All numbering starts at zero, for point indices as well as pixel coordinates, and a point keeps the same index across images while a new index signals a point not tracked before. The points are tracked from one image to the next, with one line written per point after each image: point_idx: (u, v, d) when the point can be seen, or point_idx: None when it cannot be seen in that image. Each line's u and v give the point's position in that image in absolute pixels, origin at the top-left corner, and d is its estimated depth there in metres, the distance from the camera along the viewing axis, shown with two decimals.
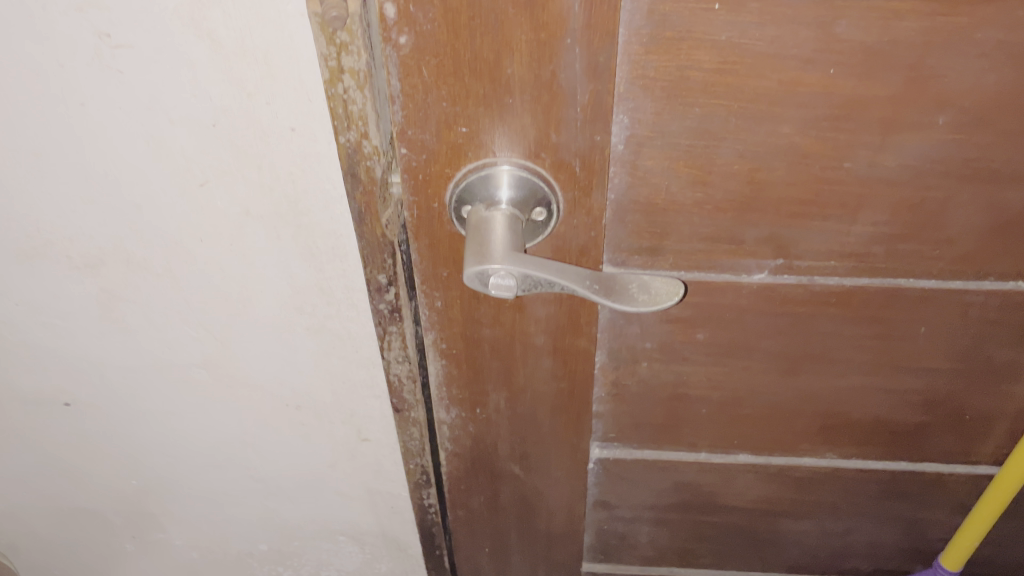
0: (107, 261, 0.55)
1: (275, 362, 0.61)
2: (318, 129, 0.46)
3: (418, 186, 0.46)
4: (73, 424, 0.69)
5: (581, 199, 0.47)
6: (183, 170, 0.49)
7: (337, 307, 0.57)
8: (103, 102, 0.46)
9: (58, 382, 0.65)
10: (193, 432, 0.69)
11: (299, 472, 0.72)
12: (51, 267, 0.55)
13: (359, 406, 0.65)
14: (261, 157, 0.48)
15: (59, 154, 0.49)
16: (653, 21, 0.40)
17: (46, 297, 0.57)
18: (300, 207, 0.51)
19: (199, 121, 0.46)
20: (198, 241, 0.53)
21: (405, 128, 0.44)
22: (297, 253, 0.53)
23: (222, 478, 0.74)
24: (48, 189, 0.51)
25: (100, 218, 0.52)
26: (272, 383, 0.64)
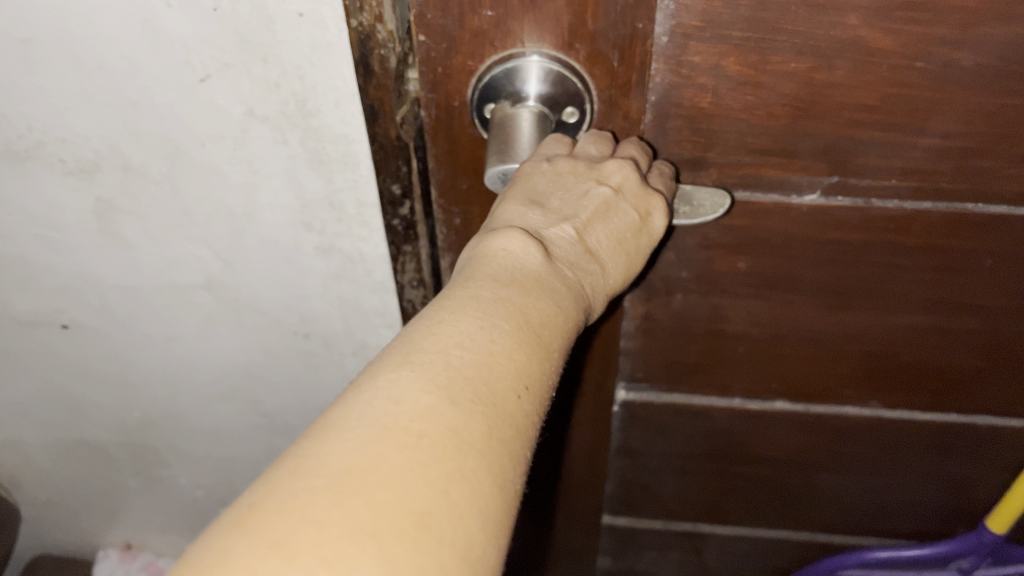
0: (104, 167, 0.51)
1: (280, 286, 0.59)
2: (330, 14, 0.41)
3: (437, 80, 0.42)
4: (73, 349, 0.66)
5: (619, 99, 0.42)
6: (183, 63, 0.44)
7: (348, 225, 0.53)
8: None
9: (57, 304, 0.62)
10: (199, 358, 0.67)
11: (307, 408, 0.72)
12: (43, 172, 0.52)
13: (370, 336, 0.63)
14: (267, 49, 0.43)
15: (50, 45, 0.44)
16: None
17: (40, 207, 0.54)
18: (308, 106, 0.46)
19: (199, 5, 0.41)
20: (200, 145, 0.49)
21: (424, 10, 0.39)
22: (306, 160, 0.49)
23: (228, 411, 0.73)
24: (37, 85, 0.46)
25: (96, 116, 0.48)
26: (281, 310, 0.62)
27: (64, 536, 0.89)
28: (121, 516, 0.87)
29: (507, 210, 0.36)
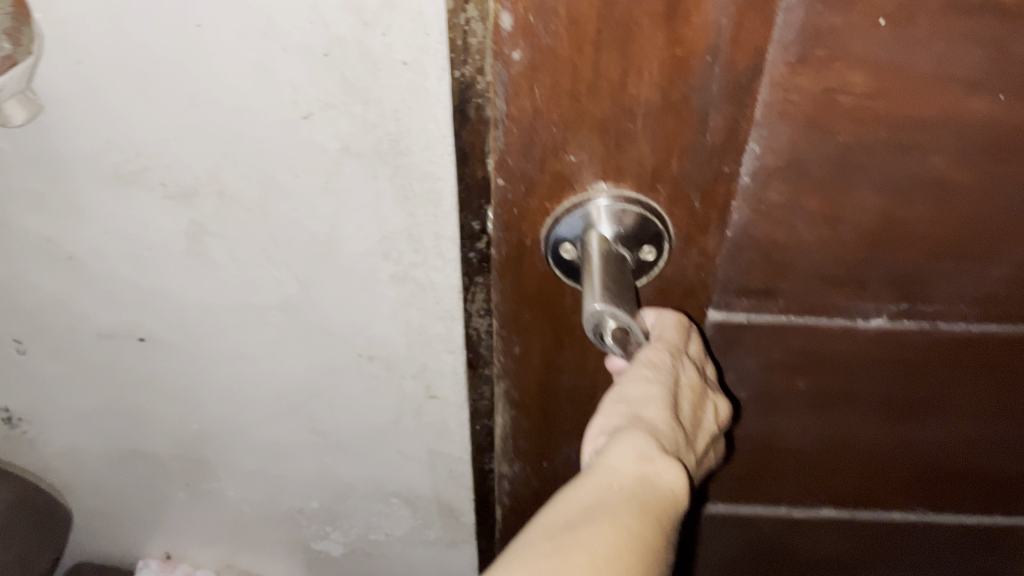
0: (199, 192, 0.56)
1: (350, 311, 0.65)
2: (431, 63, 0.46)
3: (511, 220, 0.41)
4: (145, 362, 0.72)
5: (696, 236, 0.42)
6: (289, 102, 0.49)
7: (424, 256, 0.59)
8: (218, 22, 0.45)
9: (133, 319, 0.68)
10: (261, 377, 0.73)
11: (361, 427, 0.77)
12: (143, 194, 0.56)
13: (432, 362, 0.69)
14: (369, 93, 0.47)
15: (167, 76, 0.48)
16: (805, 37, 0.35)
17: (135, 227, 0.59)
18: (400, 146, 0.51)
19: (311, 51, 0.46)
20: (293, 176, 0.54)
21: (506, 155, 0.38)
22: (392, 195, 0.54)
23: (282, 428, 0.78)
24: (150, 114, 0.50)
25: (198, 146, 0.52)
26: (349, 333, 0.67)
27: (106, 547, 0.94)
28: (162, 529, 0.91)
29: (659, 412, 0.36)
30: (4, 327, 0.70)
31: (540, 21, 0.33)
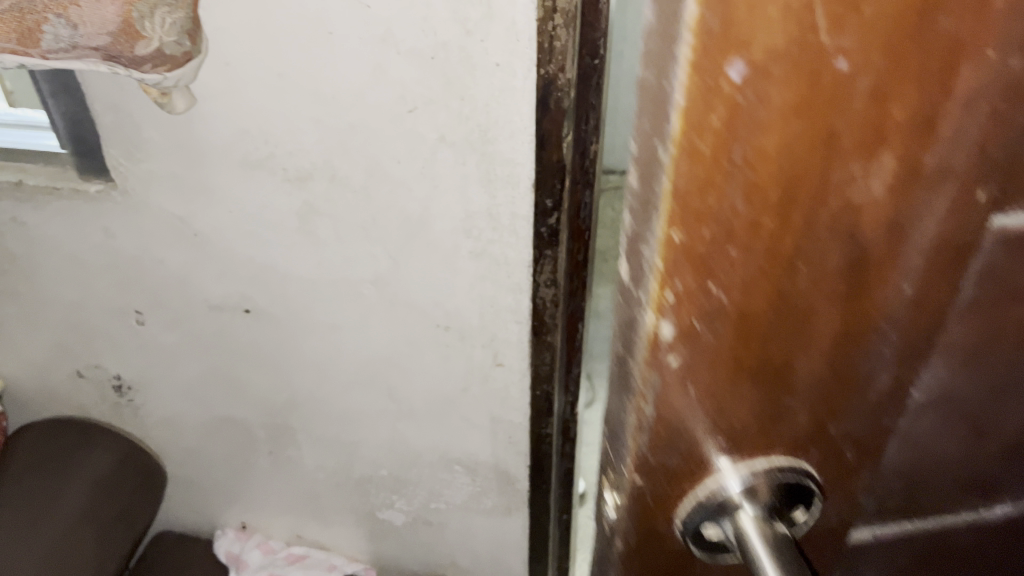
0: (315, 175, 0.76)
1: (434, 286, 0.83)
2: (518, 66, 0.64)
3: (647, 508, 0.38)
4: (250, 330, 0.90)
5: (843, 482, 0.39)
6: (399, 99, 0.69)
7: (500, 233, 0.77)
8: (347, 33, 0.65)
9: (243, 291, 0.86)
10: (352, 349, 0.90)
11: (434, 396, 0.92)
12: (269, 179, 0.77)
13: (500, 330, 0.85)
14: (465, 89, 0.67)
15: (300, 72, 0.69)
16: (982, 284, 0.32)
17: (259, 208, 0.79)
18: (487, 135, 0.70)
19: (423, 55, 0.66)
20: (395, 163, 0.74)
21: (647, 455, 0.35)
22: (476, 179, 0.73)
23: (362, 399, 0.93)
24: (279, 110, 0.72)
25: (319, 133, 0.73)
26: (429, 305, 0.84)
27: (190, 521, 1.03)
28: (234, 512, 0.99)
29: None
30: (130, 299, 0.89)
31: (707, 328, 0.31)
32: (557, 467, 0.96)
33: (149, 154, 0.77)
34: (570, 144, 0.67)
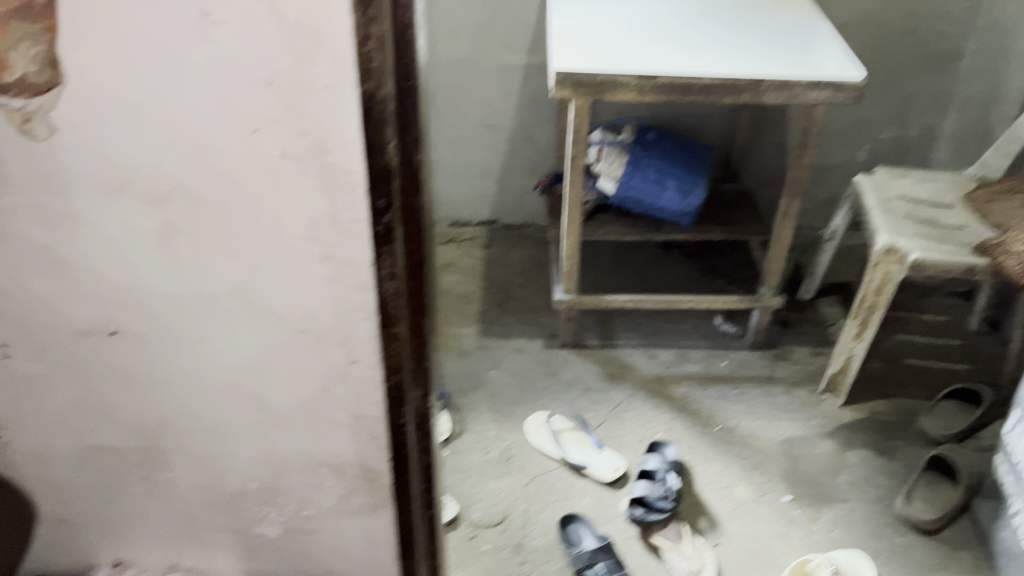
0: (173, 196, 0.74)
1: (289, 289, 0.79)
2: (345, 85, 0.66)
3: None
4: (117, 356, 0.85)
5: None
6: (244, 119, 0.69)
7: (344, 236, 0.75)
8: (192, 61, 0.66)
9: (111, 313, 0.82)
10: (215, 359, 0.85)
11: (297, 400, 0.88)
12: (129, 201, 0.74)
13: (352, 329, 0.82)
14: (301, 108, 0.68)
15: (150, 100, 0.68)
16: None
17: (119, 229, 0.76)
18: (325, 148, 0.70)
19: (262, 81, 0.67)
20: (245, 177, 0.72)
21: None
22: (318, 187, 0.73)
23: (231, 408, 0.89)
24: (123, 126, 0.69)
25: (174, 157, 0.71)
26: (286, 310, 0.81)
27: (68, 547, 1.05)
28: (118, 531, 1.03)
29: None
30: None
31: None
32: (417, 465, 0.95)
33: (14, 185, 0.73)
34: (397, 152, 0.72)
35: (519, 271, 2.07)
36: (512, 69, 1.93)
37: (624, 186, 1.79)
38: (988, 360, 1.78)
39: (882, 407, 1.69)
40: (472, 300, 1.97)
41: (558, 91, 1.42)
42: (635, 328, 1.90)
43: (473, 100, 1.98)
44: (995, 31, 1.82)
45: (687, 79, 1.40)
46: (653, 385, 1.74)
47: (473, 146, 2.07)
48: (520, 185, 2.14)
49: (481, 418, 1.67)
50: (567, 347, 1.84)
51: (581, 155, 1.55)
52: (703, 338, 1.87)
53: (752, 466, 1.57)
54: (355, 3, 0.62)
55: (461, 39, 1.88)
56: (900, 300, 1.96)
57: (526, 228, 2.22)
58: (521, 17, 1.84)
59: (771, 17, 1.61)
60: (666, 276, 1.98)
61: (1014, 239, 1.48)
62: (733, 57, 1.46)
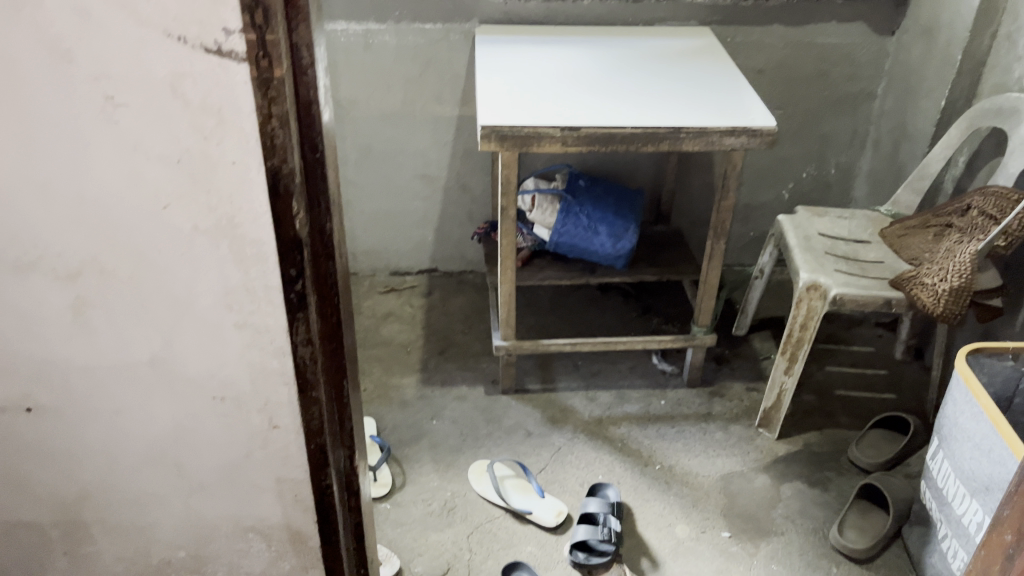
0: (85, 271, 0.74)
1: (206, 358, 0.80)
2: (251, 161, 0.68)
3: None
4: (34, 432, 0.84)
5: None
6: (152, 196, 0.70)
7: (258, 304, 0.77)
8: (98, 142, 0.67)
9: (26, 389, 0.81)
10: (135, 429, 0.85)
11: (220, 466, 0.88)
12: (40, 278, 0.74)
13: (272, 395, 0.83)
14: (209, 184, 0.70)
15: (59, 180, 0.69)
16: None
17: (31, 306, 0.76)
18: (235, 221, 0.72)
19: (168, 159, 0.68)
20: (156, 251, 0.73)
21: None
22: (230, 259, 0.74)
23: (153, 478, 0.89)
24: (31, 206, 0.70)
25: (84, 234, 0.72)
26: (204, 378, 0.82)
27: None
28: None
29: None
30: None
31: None
32: (344, 523, 0.97)
33: None
34: (307, 223, 0.74)
35: (459, 318, 2.09)
36: (444, 121, 1.97)
37: (558, 233, 1.84)
38: (913, 388, 1.84)
39: (814, 438, 1.73)
40: (414, 349, 1.98)
41: (485, 144, 1.45)
42: (575, 371, 1.93)
43: (407, 152, 2.02)
44: (901, 74, 1.93)
45: (609, 130, 1.45)
46: (593, 427, 1.77)
47: (410, 197, 2.10)
48: (458, 233, 2.17)
49: (423, 468, 1.67)
50: (509, 393, 1.85)
51: (511, 204, 1.59)
52: (640, 378, 1.91)
53: (691, 504, 1.59)
54: (256, 85, 0.65)
55: (393, 93, 1.92)
56: (829, 332, 2.02)
57: (466, 274, 2.25)
58: (451, 71, 1.89)
59: (688, 67, 1.68)
60: (603, 318, 2.02)
61: (927, 273, 1.56)
62: (653, 107, 1.52)
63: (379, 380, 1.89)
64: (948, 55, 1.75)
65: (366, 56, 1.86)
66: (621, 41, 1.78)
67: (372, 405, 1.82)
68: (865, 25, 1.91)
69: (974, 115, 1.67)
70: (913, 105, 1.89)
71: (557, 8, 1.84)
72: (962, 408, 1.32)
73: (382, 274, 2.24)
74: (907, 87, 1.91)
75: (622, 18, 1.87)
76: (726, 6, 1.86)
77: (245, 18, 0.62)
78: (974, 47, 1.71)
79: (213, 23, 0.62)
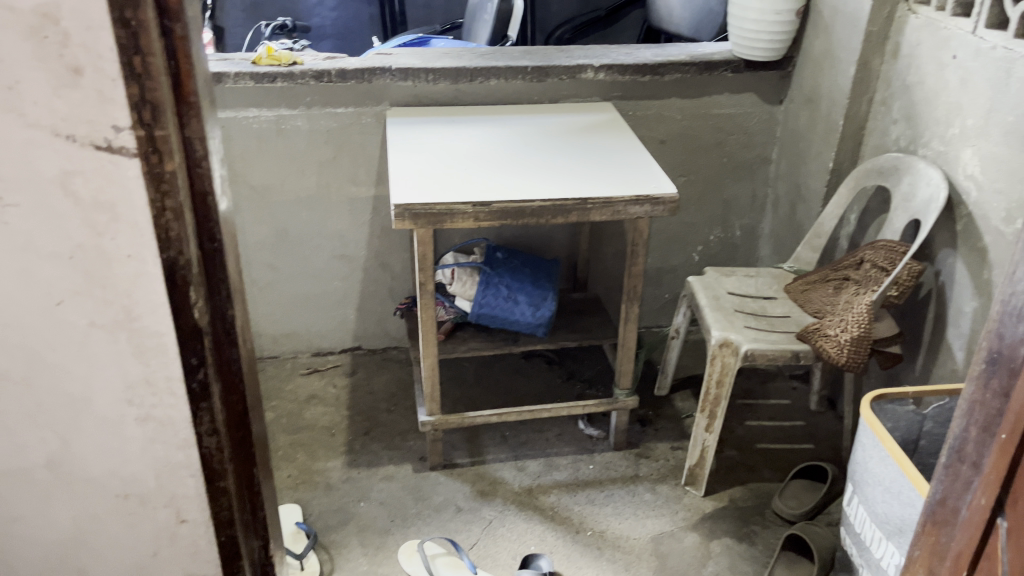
0: None
1: (106, 456, 0.79)
2: (147, 254, 0.69)
3: None
4: None
5: None
6: (45, 295, 0.70)
7: (160, 396, 0.76)
8: None
9: None
10: (33, 535, 0.82)
11: (125, 567, 0.87)
12: None
13: (178, 488, 0.82)
14: (104, 279, 0.70)
15: None
16: None
17: None
18: (133, 314, 0.72)
19: (61, 256, 0.68)
20: (51, 349, 0.72)
21: None
22: (129, 352, 0.73)
23: None
24: None
25: None
26: (105, 477, 0.80)
27: None
28: None
29: None
30: None
31: None
32: None
33: None
34: (207, 312, 0.74)
35: (384, 396, 2.07)
36: (360, 202, 2.00)
37: (478, 304, 1.85)
38: (829, 437, 1.91)
39: (739, 493, 1.77)
40: (339, 431, 1.95)
41: (398, 223, 1.47)
42: (503, 442, 1.93)
43: (324, 233, 2.03)
44: (791, 140, 2.06)
45: (519, 204, 1.49)
46: (523, 497, 1.76)
47: (329, 278, 2.10)
48: (380, 311, 2.17)
49: (351, 553, 1.63)
50: (437, 469, 1.84)
51: (428, 280, 1.61)
52: (568, 445, 1.92)
53: (623, 568, 1.59)
54: (148, 179, 0.66)
55: (308, 176, 1.94)
56: (747, 388, 2.08)
57: (389, 351, 2.25)
58: (365, 153, 1.93)
59: (593, 140, 1.76)
60: (528, 387, 2.04)
61: (829, 325, 1.63)
62: (559, 180, 1.58)
63: (303, 465, 1.85)
64: (831, 120, 1.88)
65: (278, 141, 1.89)
66: (528, 119, 1.85)
67: (297, 491, 1.77)
68: (755, 95, 2.04)
69: (860, 175, 1.78)
70: (806, 168, 2.00)
71: (464, 90, 1.91)
72: (870, 452, 1.36)
73: (304, 356, 2.21)
74: (798, 152, 2.03)
75: (527, 96, 1.95)
76: (625, 81, 1.96)
77: (134, 115, 0.63)
78: (854, 112, 1.84)
79: (103, 121, 0.63)
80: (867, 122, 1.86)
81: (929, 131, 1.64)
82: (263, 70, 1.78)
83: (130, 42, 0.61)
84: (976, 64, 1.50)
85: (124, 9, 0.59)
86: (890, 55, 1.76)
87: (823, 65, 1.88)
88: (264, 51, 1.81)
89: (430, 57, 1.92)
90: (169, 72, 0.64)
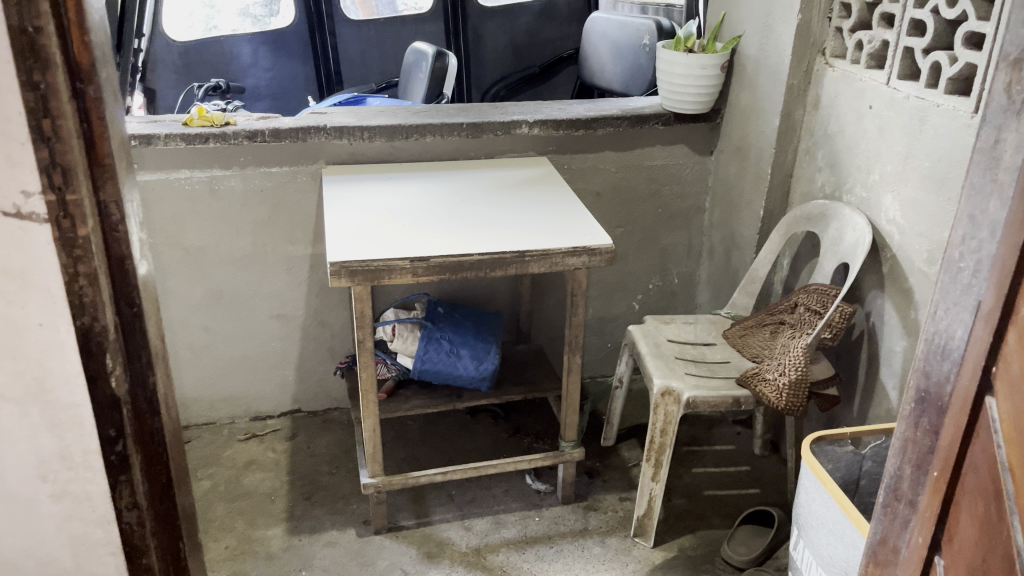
0: None
1: (19, 535, 0.76)
2: (59, 322, 0.67)
3: None
4: None
5: None
6: None
7: (76, 471, 0.73)
8: None
9: None
10: None
11: None
12: None
13: (97, 567, 0.79)
14: (15, 349, 0.67)
15: None
16: None
17: None
18: (46, 385, 0.69)
19: None
20: None
21: None
22: (42, 426, 0.71)
23: None
24: None
25: None
26: (18, 557, 0.78)
27: None
28: None
29: None
30: None
31: None
32: None
33: None
34: (125, 380, 0.71)
35: (325, 459, 2.02)
36: (297, 261, 1.97)
37: (421, 360, 1.83)
38: (774, 481, 1.92)
39: (688, 542, 1.76)
40: (279, 496, 1.89)
41: (335, 281, 1.45)
42: (449, 501, 1.89)
43: (261, 294, 1.99)
44: (721, 189, 2.11)
45: (456, 259, 1.49)
46: (471, 558, 1.72)
47: (266, 339, 2.06)
48: (320, 371, 2.13)
49: None
50: (382, 533, 1.79)
51: (367, 337, 1.58)
52: (515, 500, 1.89)
53: None
54: (59, 245, 0.64)
55: (243, 237, 1.92)
56: (691, 435, 2.09)
57: (330, 413, 2.20)
58: (301, 212, 1.92)
59: (529, 193, 1.78)
60: (473, 443, 2.01)
61: (768, 369, 1.65)
62: (496, 233, 1.58)
63: (242, 535, 1.78)
64: (760, 170, 1.93)
65: (211, 202, 1.86)
66: (464, 174, 1.87)
67: (235, 563, 1.70)
68: (686, 147, 2.10)
69: (789, 222, 1.83)
70: (738, 216, 2.05)
71: (400, 146, 1.92)
72: (813, 495, 1.36)
73: (242, 420, 2.15)
74: (730, 201, 2.08)
75: (464, 153, 1.97)
76: (559, 136, 2.00)
77: (44, 179, 0.62)
78: (780, 162, 1.90)
79: (12, 186, 0.62)
80: (793, 171, 1.92)
81: (851, 178, 1.71)
82: (195, 131, 1.76)
83: (38, 105, 0.60)
84: (891, 113, 1.57)
85: (32, 72, 0.58)
86: (810, 106, 1.83)
87: (749, 117, 1.95)
88: (196, 111, 1.80)
89: (366, 116, 1.93)
90: (82, 135, 0.63)
